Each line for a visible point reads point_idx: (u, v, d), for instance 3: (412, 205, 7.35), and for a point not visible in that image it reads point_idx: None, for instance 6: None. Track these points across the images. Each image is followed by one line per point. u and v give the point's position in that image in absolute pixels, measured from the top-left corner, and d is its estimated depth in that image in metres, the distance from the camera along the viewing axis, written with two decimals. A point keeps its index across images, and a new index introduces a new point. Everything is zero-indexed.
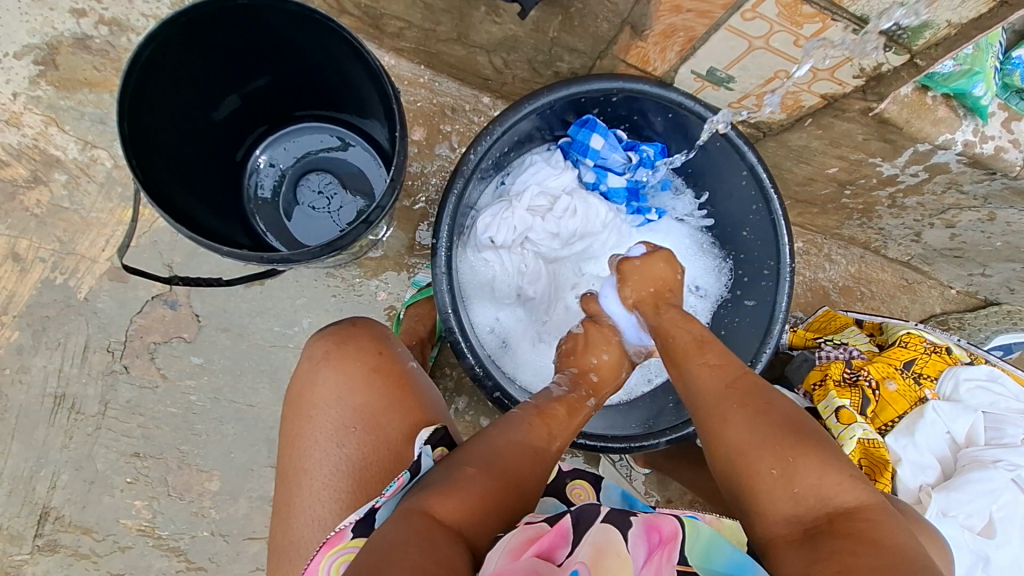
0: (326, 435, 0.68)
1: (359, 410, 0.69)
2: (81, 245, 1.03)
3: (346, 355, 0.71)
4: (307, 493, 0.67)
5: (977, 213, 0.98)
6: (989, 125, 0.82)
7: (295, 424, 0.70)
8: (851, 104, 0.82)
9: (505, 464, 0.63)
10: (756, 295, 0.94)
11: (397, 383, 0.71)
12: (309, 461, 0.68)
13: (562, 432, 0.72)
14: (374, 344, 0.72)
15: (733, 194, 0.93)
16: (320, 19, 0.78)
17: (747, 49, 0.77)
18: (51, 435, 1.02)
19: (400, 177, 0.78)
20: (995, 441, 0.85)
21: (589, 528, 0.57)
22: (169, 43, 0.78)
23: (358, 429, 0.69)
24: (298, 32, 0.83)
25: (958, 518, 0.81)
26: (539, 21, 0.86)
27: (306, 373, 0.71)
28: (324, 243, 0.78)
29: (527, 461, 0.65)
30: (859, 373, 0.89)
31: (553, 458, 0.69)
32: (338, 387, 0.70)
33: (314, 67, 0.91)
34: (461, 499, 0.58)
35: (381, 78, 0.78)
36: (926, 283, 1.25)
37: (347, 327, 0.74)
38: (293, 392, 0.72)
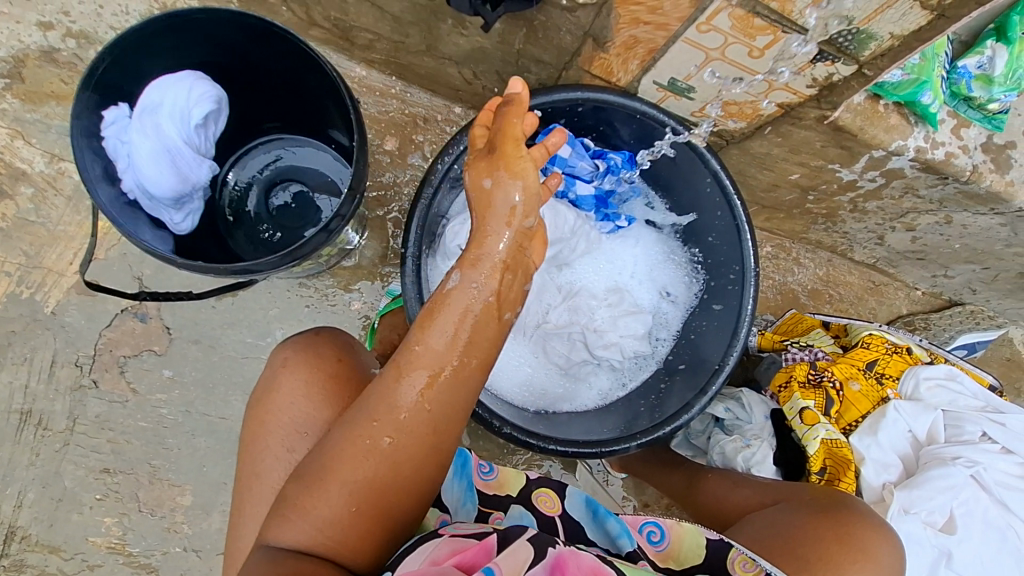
0: (280, 440, 0.68)
1: (314, 415, 0.69)
2: (48, 259, 1.02)
3: (306, 361, 0.71)
4: (258, 497, 0.67)
5: (934, 216, 1.01)
6: (939, 132, 0.85)
7: (253, 428, 0.70)
8: (806, 113, 0.84)
9: (332, 465, 0.58)
10: (723, 298, 0.95)
11: (355, 390, 0.70)
12: (261, 466, 0.68)
13: (417, 373, 0.59)
14: (335, 352, 0.72)
15: (699, 201, 0.95)
16: (278, 35, 0.81)
17: (705, 60, 0.80)
18: (18, 452, 1.01)
19: (360, 188, 0.80)
20: (955, 438, 0.88)
21: (514, 541, 0.59)
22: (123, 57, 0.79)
23: (311, 434, 0.68)
24: (252, 49, 0.85)
25: (921, 515, 0.82)
26: (505, 33, 0.88)
27: (266, 379, 0.71)
28: (285, 253, 0.79)
29: (365, 448, 0.58)
30: (823, 375, 0.92)
31: (403, 415, 0.58)
32: (294, 394, 0.69)
33: (274, 81, 0.92)
34: (289, 523, 0.58)
35: (339, 88, 0.79)
36: (892, 285, 1.28)
37: (311, 335, 0.74)
38: (254, 397, 0.72)
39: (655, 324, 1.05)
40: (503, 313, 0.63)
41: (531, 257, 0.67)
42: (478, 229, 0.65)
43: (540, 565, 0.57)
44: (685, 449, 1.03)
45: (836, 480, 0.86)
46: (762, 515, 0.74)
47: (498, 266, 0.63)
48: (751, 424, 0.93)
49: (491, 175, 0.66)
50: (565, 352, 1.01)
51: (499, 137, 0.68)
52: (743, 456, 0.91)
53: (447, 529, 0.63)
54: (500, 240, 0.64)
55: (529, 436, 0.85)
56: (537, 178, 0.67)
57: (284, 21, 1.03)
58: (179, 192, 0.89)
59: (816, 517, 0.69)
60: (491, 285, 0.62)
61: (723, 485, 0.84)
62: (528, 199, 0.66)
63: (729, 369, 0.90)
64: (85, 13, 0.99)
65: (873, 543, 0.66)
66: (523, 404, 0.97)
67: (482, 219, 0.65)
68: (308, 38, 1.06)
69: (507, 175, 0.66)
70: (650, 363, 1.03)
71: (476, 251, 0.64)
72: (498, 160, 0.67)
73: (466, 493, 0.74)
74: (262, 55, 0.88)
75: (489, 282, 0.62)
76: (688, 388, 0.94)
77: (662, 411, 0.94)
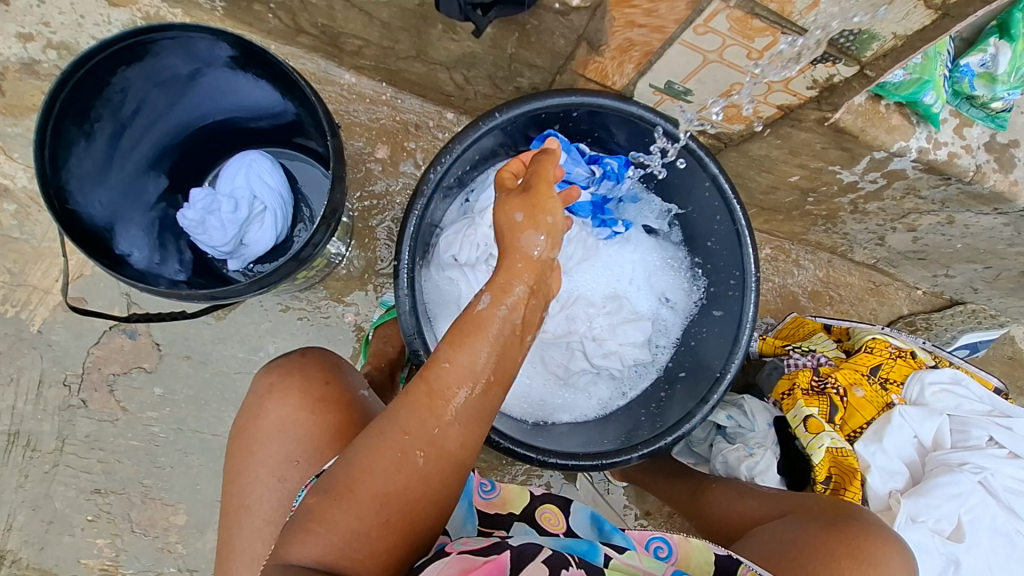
0: (269, 470, 0.66)
1: (304, 441, 0.67)
2: (33, 276, 1.00)
3: (292, 387, 0.69)
4: (248, 530, 0.65)
5: (936, 216, 0.99)
6: (942, 132, 0.83)
7: (240, 456, 0.68)
8: (807, 115, 0.82)
9: (361, 477, 0.56)
10: (724, 305, 0.94)
11: (345, 413, 0.68)
12: (251, 497, 0.66)
13: (449, 385, 0.57)
14: (322, 374, 0.70)
15: (698, 205, 0.93)
16: (227, 48, 0.81)
17: (702, 63, 0.78)
18: (6, 474, 0.98)
19: (335, 214, 0.79)
20: (962, 444, 0.87)
21: (527, 564, 0.57)
22: (99, 71, 0.79)
23: (303, 461, 0.66)
24: (205, 66, 0.85)
25: (928, 523, 0.80)
26: (496, 37, 0.86)
27: (251, 407, 0.69)
28: (255, 280, 0.79)
29: (396, 460, 0.56)
30: (826, 381, 0.90)
31: (436, 427, 0.57)
32: (283, 421, 0.67)
33: (230, 99, 0.92)
34: (314, 537, 0.54)
35: (310, 101, 0.79)
36: (893, 285, 1.26)
37: (296, 358, 0.72)
38: (240, 425, 0.69)
39: (655, 331, 1.02)
40: (527, 337, 0.63)
41: (546, 280, 0.66)
42: (506, 262, 0.65)
43: None
44: (687, 457, 1.01)
45: (841, 491, 0.85)
46: (770, 528, 0.72)
47: (524, 296, 0.63)
48: (755, 432, 0.91)
49: (523, 209, 0.67)
50: (564, 362, 0.98)
51: (532, 178, 0.70)
52: (747, 464, 0.88)
53: (454, 547, 0.61)
54: (525, 267, 0.64)
55: (530, 450, 0.83)
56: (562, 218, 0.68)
57: (270, 28, 1.01)
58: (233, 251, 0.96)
59: (824, 530, 0.67)
60: (518, 309, 0.62)
61: (729, 497, 0.82)
62: (555, 235, 0.66)
63: (730, 376, 0.88)
64: (66, 23, 0.98)
65: (883, 557, 0.64)
66: (521, 416, 0.95)
67: (511, 252, 0.65)
68: (295, 45, 1.04)
69: (536, 213, 0.66)
70: (650, 371, 1.01)
71: (506, 278, 0.63)
72: (532, 199, 0.67)
73: (468, 511, 0.73)
74: (241, 79, 0.88)
75: (511, 308, 0.61)
76: (690, 397, 0.92)
77: (662, 421, 0.93)
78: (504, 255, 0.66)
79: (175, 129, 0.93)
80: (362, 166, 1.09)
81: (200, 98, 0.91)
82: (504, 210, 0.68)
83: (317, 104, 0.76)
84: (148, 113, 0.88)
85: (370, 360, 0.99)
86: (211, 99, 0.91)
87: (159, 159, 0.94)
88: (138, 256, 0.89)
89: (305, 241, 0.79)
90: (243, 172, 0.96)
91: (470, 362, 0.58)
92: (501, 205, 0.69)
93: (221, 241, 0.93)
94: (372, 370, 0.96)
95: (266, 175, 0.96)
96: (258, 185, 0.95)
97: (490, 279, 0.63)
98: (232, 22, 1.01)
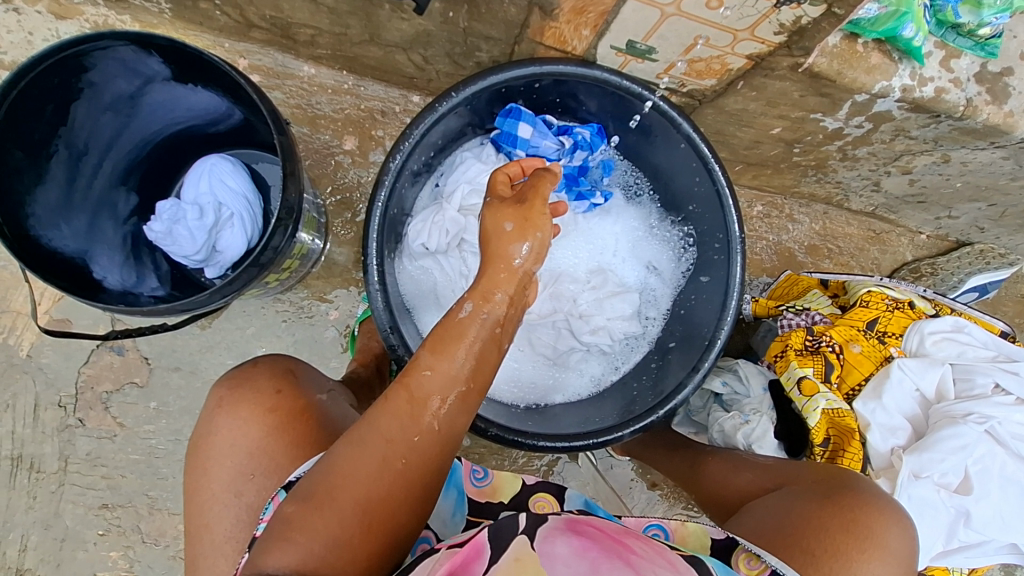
0: (223, 486, 0.65)
1: (257, 455, 0.66)
2: (16, 301, 1.00)
3: (241, 400, 0.68)
4: (210, 548, 0.64)
5: (930, 156, 0.94)
6: (926, 67, 0.78)
7: (195, 476, 0.67)
8: (779, 62, 0.77)
9: (339, 485, 0.54)
10: (710, 270, 0.90)
11: (299, 421, 0.67)
12: (209, 516, 0.65)
13: (429, 391, 0.56)
14: (272, 383, 0.69)
15: (679, 170, 0.89)
16: (159, 57, 0.79)
17: (661, 18, 0.73)
18: (15, 497, 1.00)
19: (291, 216, 0.78)
20: (967, 394, 0.83)
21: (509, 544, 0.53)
22: (32, 93, 0.76)
23: (258, 475, 0.66)
24: (144, 83, 0.84)
25: (934, 477, 0.78)
26: (445, 12, 0.82)
27: (203, 424, 0.68)
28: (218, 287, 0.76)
29: (377, 467, 0.54)
30: (820, 340, 0.85)
31: (416, 435, 0.55)
32: (232, 434, 0.66)
33: (178, 106, 0.89)
34: (292, 546, 0.52)
35: (253, 99, 0.76)
36: (894, 232, 1.21)
37: (246, 369, 0.71)
38: (192, 444, 0.69)
39: (644, 302, 1.00)
40: (504, 344, 0.61)
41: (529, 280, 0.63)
42: (489, 270, 0.62)
43: (558, 526, 0.55)
44: (687, 427, 0.98)
45: (840, 453, 0.82)
46: (765, 500, 0.70)
47: (505, 303, 0.61)
48: (750, 398, 0.88)
49: (514, 220, 0.64)
50: (552, 342, 0.97)
51: (529, 192, 0.67)
52: (743, 432, 0.86)
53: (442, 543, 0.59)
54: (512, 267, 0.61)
55: (515, 434, 0.81)
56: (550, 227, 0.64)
57: (220, 26, 0.98)
58: (204, 259, 0.94)
59: (815, 503, 0.65)
60: (498, 315, 0.60)
61: (724, 471, 0.80)
62: (540, 248, 0.63)
63: (721, 343, 0.84)
64: (16, 42, 0.97)
65: (880, 530, 0.62)
66: (512, 402, 0.92)
67: (495, 261, 0.62)
68: (247, 41, 1.00)
69: (527, 226, 0.63)
70: (642, 344, 0.98)
71: (487, 286, 0.61)
72: (525, 212, 0.65)
73: (457, 502, 0.73)
74: (186, 90, 0.86)
75: (491, 313, 0.60)
76: (683, 365, 0.89)
77: (664, 385, 0.90)
78: (488, 262, 0.62)
79: (131, 143, 0.91)
80: (330, 160, 1.06)
81: (149, 110, 0.89)
82: (495, 217, 0.65)
83: (259, 102, 0.73)
84: (99, 129, 0.86)
85: (356, 355, 0.98)
86: (160, 109, 0.89)
87: (122, 175, 0.92)
88: (114, 278, 0.89)
89: (263, 246, 0.78)
90: (205, 179, 0.94)
91: (449, 369, 0.57)
92: (493, 212, 0.66)
93: (190, 250, 0.92)
94: (359, 367, 0.95)
95: (228, 179, 0.94)
96: (220, 190, 0.94)
97: (471, 286, 0.61)
98: (182, 23, 0.98)
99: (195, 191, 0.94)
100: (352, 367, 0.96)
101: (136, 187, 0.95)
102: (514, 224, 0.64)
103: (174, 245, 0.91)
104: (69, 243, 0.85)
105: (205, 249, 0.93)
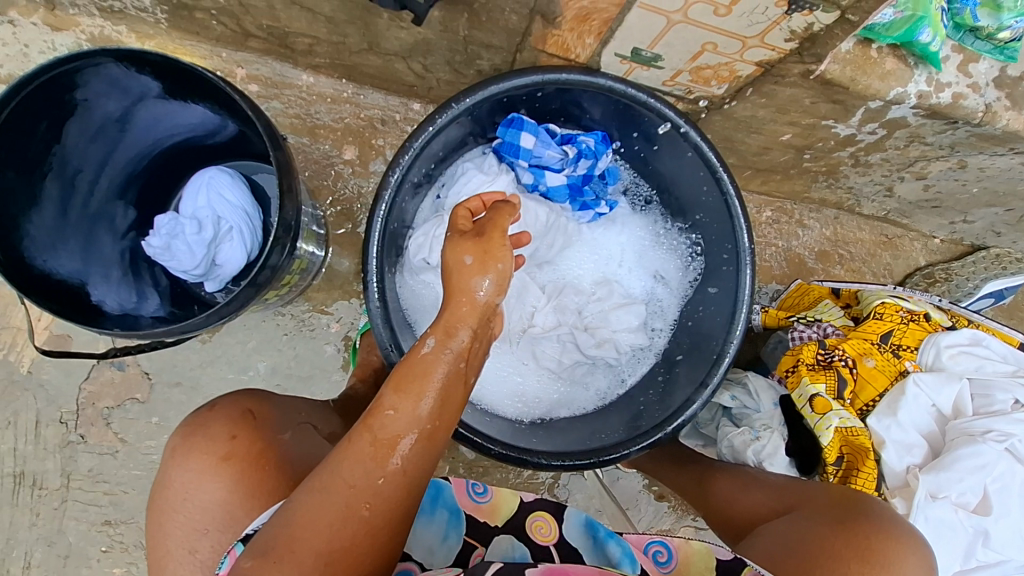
0: (179, 542, 0.65)
1: (210, 508, 0.65)
2: (16, 317, 0.99)
3: (194, 449, 0.67)
4: None
5: (946, 162, 0.91)
6: (944, 72, 0.75)
7: (154, 528, 0.67)
8: (789, 69, 0.75)
9: (300, 536, 0.52)
10: (718, 281, 0.88)
11: (256, 467, 0.66)
12: (167, 571, 0.65)
13: (394, 433, 0.55)
14: (227, 429, 0.67)
15: (686, 180, 0.87)
16: (151, 73, 0.78)
17: (667, 26, 0.71)
18: (17, 514, 1.00)
19: (288, 234, 0.77)
20: (986, 410, 0.81)
21: None
22: (23, 111, 0.75)
23: (212, 530, 0.65)
24: (134, 100, 0.82)
25: (951, 497, 0.76)
26: (445, 20, 0.80)
27: (159, 474, 0.68)
28: (211, 311, 0.74)
29: (339, 516, 0.53)
30: (834, 354, 0.83)
31: (380, 479, 0.54)
32: (186, 486, 0.66)
33: (173, 119, 0.88)
34: None
35: (248, 113, 0.74)
36: (908, 237, 1.18)
37: (204, 413, 0.69)
38: (153, 493, 0.69)
39: (651, 313, 0.98)
40: (470, 380, 0.60)
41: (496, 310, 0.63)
42: (450, 305, 0.61)
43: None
44: (695, 439, 0.96)
45: (853, 473, 0.79)
46: (774, 526, 0.68)
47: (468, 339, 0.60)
48: (760, 413, 0.85)
49: (473, 252, 0.63)
50: (557, 355, 0.94)
51: (487, 226, 0.67)
52: (753, 449, 0.83)
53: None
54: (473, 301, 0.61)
55: (519, 453, 0.79)
56: (510, 260, 0.63)
57: (217, 36, 0.96)
58: (204, 274, 0.92)
59: (833, 529, 0.63)
60: (464, 351, 0.59)
61: (734, 488, 0.77)
62: (502, 280, 0.63)
63: (731, 357, 0.82)
64: (12, 55, 0.96)
65: (896, 558, 0.60)
66: (517, 418, 0.90)
67: (457, 295, 0.61)
68: (245, 50, 0.99)
69: (486, 259, 0.63)
70: (649, 356, 0.96)
71: (450, 321, 0.60)
72: (484, 244, 0.64)
73: (453, 520, 0.72)
74: (182, 104, 0.85)
75: (456, 350, 0.59)
76: (691, 380, 0.86)
77: (673, 399, 0.88)
78: (448, 297, 0.62)
79: (128, 156, 0.90)
80: (330, 170, 1.04)
81: (144, 125, 0.87)
82: (454, 251, 0.64)
83: (255, 118, 0.72)
84: (94, 146, 0.85)
85: (356, 370, 0.96)
86: (154, 125, 0.88)
87: (119, 190, 0.91)
88: (111, 302, 0.87)
89: (261, 264, 0.76)
90: (204, 192, 0.93)
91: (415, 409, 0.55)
92: (452, 246, 0.65)
93: (190, 264, 0.90)
94: (359, 382, 0.94)
95: (227, 193, 0.92)
96: (219, 204, 0.92)
97: (434, 320, 0.60)
98: (179, 33, 0.96)
99: (195, 204, 0.93)
100: (352, 382, 0.95)
101: (135, 200, 0.93)
102: (473, 258, 0.63)
103: (174, 261, 0.90)
104: (65, 264, 0.84)
105: (204, 263, 0.91)
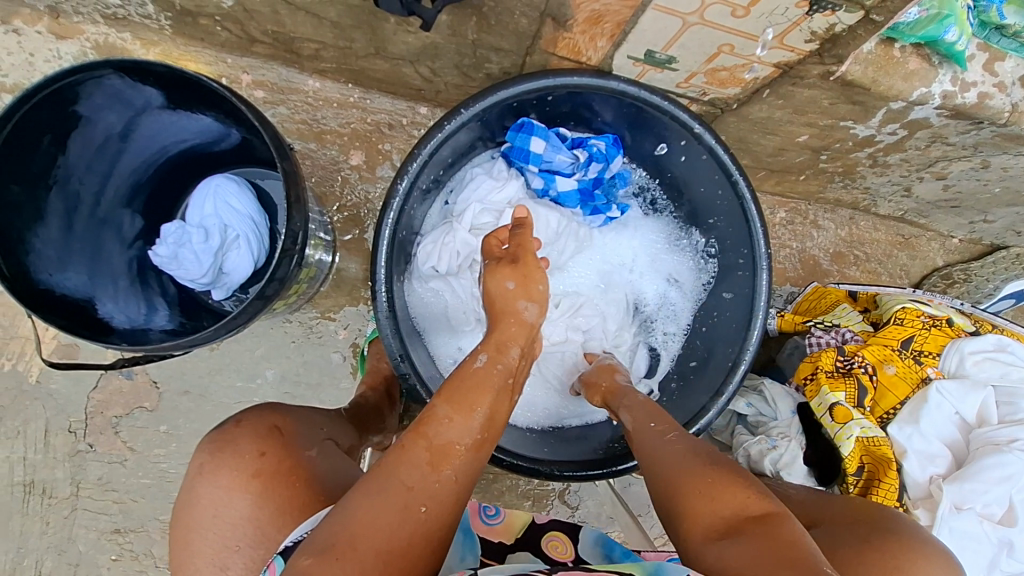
0: (207, 560, 0.64)
1: (239, 526, 0.64)
2: (24, 327, 0.99)
3: (222, 466, 0.66)
4: None
5: (969, 162, 0.88)
6: (969, 71, 0.73)
7: (179, 549, 0.65)
8: (809, 70, 0.73)
9: (361, 532, 0.48)
10: (733, 286, 0.86)
11: (287, 484, 0.65)
12: None
13: (450, 440, 0.55)
14: (256, 445, 0.66)
15: (702, 186, 0.85)
16: (153, 82, 0.77)
17: (682, 28, 0.69)
18: (28, 523, 0.99)
19: (294, 245, 0.75)
20: (1010, 418, 0.79)
21: None
22: (25, 126, 0.74)
23: (243, 547, 0.64)
24: (133, 111, 0.82)
25: (976, 508, 0.74)
26: (453, 24, 0.78)
27: (184, 491, 0.67)
28: (218, 324, 0.73)
29: (399, 515, 0.50)
30: (853, 361, 0.82)
31: (438, 482, 0.53)
32: (215, 503, 0.65)
33: (178, 127, 0.86)
34: None
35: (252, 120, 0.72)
36: (925, 237, 1.16)
37: (229, 429, 0.68)
38: (175, 513, 0.67)
39: (662, 318, 0.96)
40: (515, 395, 0.63)
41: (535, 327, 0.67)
42: (500, 325, 0.65)
43: None
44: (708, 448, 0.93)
45: (874, 484, 0.78)
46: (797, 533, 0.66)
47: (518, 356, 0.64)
48: (777, 421, 0.83)
49: (514, 277, 0.67)
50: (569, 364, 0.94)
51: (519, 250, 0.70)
52: (771, 458, 0.80)
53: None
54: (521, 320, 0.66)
55: (532, 463, 0.78)
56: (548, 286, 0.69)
57: (221, 42, 0.94)
58: (211, 282, 0.92)
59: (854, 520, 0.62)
60: (513, 369, 0.62)
61: None
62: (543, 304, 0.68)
63: (746, 367, 0.80)
64: (16, 64, 0.95)
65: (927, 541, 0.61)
66: (527, 426, 0.90)
67: (505, 317, 0.66)
68: (250, 55, 0.97)
69: (527, 282, 0.67)
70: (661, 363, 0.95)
71: (500, 339, 0.64)
72: (521, 269, 0.68)
73: (466, 542, 0.69)
74: (185, 112, 0.84)
75: (505, 365, 0.62)
76: (703, 390, 0.85)
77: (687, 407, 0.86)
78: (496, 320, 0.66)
79: (133, 167, 0.88)
80: (337, 175, 1.03)
81: (147, 135, 0.86)
82: (493, 278, 0.67)
83: (260, 128, 0.70)
84: (99, 159, 0.84)
85: (365, 378, 0.95)
86: (157, 135, 0.87)
87: (126, 200, 0.89)
88: (120, 318, 0.87)
89: (268, 277, 0.75)
90: (210, 200, 0.91)
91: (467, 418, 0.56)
92: (490, 272, 0.68)
93: (197, 273, 0.89)
94: (367, 390, 0.93)
95: (233, 201, 0.91)
96: (226, 213, 0.91)
97: (485, 339, 0.64)
98: (183, 39, 0.95)
99: (202, 211, 0.91)
100: (361, 390, 0.93)
101: (142, 208, 0.92)
102: (515, 283, 0.67)
103: (181, 269, 0.89)
104: (72, 280, 0.83)
105: (211, 272, 0.90)
